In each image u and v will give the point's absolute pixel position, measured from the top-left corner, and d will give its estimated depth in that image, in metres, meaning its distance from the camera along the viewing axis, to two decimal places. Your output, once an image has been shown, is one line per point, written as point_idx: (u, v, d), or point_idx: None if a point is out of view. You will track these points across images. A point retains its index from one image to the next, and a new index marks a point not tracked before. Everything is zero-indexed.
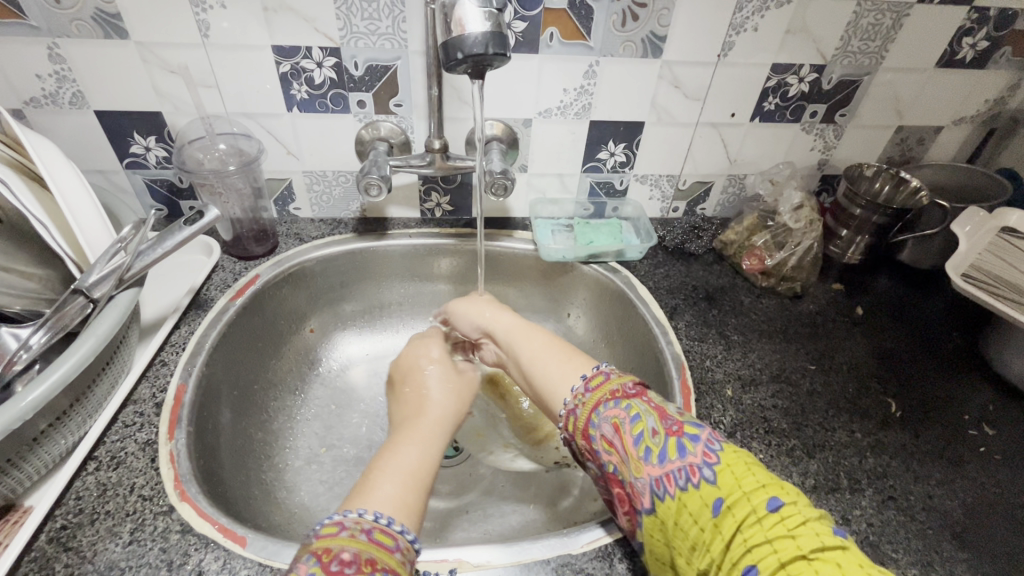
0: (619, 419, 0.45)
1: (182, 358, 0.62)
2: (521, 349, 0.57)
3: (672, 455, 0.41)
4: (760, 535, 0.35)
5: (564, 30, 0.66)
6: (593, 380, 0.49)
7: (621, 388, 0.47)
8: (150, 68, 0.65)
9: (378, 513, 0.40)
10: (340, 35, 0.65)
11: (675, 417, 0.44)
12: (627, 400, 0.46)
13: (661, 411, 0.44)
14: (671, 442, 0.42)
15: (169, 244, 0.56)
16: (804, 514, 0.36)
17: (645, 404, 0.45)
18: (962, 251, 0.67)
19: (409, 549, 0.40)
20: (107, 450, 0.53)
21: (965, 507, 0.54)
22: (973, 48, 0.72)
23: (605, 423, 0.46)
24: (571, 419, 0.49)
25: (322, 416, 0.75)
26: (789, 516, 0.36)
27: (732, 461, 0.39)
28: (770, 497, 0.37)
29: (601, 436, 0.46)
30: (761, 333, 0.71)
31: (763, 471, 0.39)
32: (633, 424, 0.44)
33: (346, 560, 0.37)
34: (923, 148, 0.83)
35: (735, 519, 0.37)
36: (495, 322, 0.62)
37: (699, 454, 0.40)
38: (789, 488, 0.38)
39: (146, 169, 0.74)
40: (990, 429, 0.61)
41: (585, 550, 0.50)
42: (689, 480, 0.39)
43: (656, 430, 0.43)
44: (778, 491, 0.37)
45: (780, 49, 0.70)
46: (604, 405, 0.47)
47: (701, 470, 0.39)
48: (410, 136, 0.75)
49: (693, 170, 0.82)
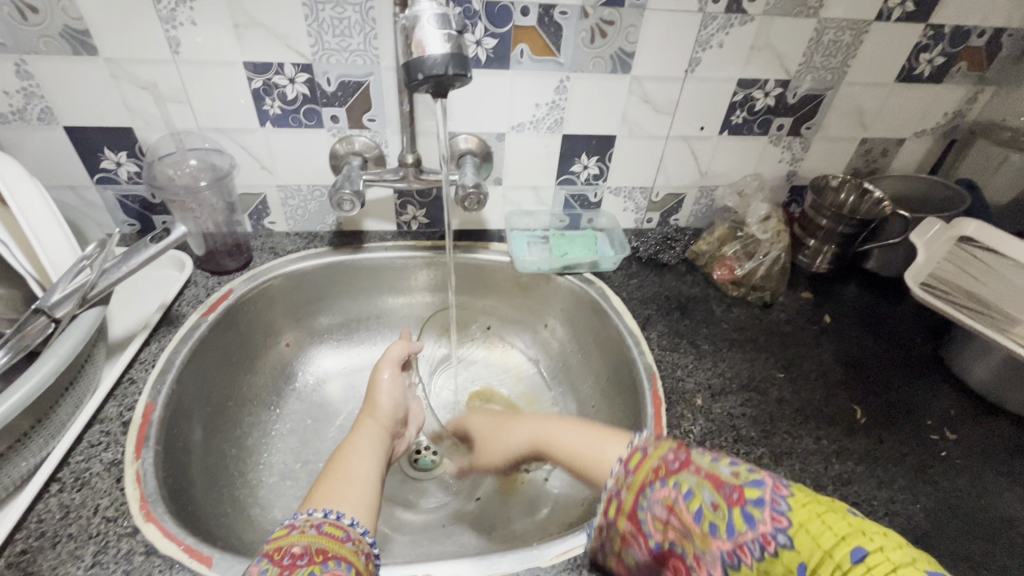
0: (671, 499, 0.38)
1: (152, 375, 0.61)
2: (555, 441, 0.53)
3: (741, 527, 0.35)
4: None
5: (534, 46, 0.68)
6: (631, 459, 0.42)
7: (663, 462, 0.40)
8: (120, 84, 0.65)
9: (328, 510, 0.43)
10: (312, 51, 0.65)
11: (732, 483, 0.37)
12: (675, 476, 0.39)
13: (715, 479, 0.38)
14: (736, 513, 0.35)
15: (136, 261, 0.56)
16: (893, 560, 0.31)
17: (695, 475, 0.38)
18: (921, 260, 0.69)
19: (361, 540, 0.43)
20: (71, 472, 0.52)
21: (926, 511, 0.55)
22: (931, 63, 0.75)
23: (655, 506, 0.39)
24: (613, 502, 0.42)
25: (298, 431, 0.75)
26: (877, 565, 0.30)
27: (805, 517, 0.34)
28: (853, 548, 0.32)
29: (651, 518, 0.39)
30: (731, 342, 0.72)
31: (839, 517, 0.34)
32: (689, 501, 0.37)
33: (297, 553, 0.39)
34: (887, 160, 0.85)
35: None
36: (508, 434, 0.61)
37: (769, 519, 0.34)
38: (871, 530, 0.33)
39: (118, 184, 0.74)
40: (952, 434, 0.63)
41: (555, 563, 0.50)
42: (767, 551, 0.34)
43: (715, 503, 0.36)
44: (861, 539, 0.32)
45: (746, 65, 0.72)
46: (650, 487, 0.40)
47: (776, 537, 0.34)
48: (384, 150, 0.75)
49: (665, 182, 0.84)
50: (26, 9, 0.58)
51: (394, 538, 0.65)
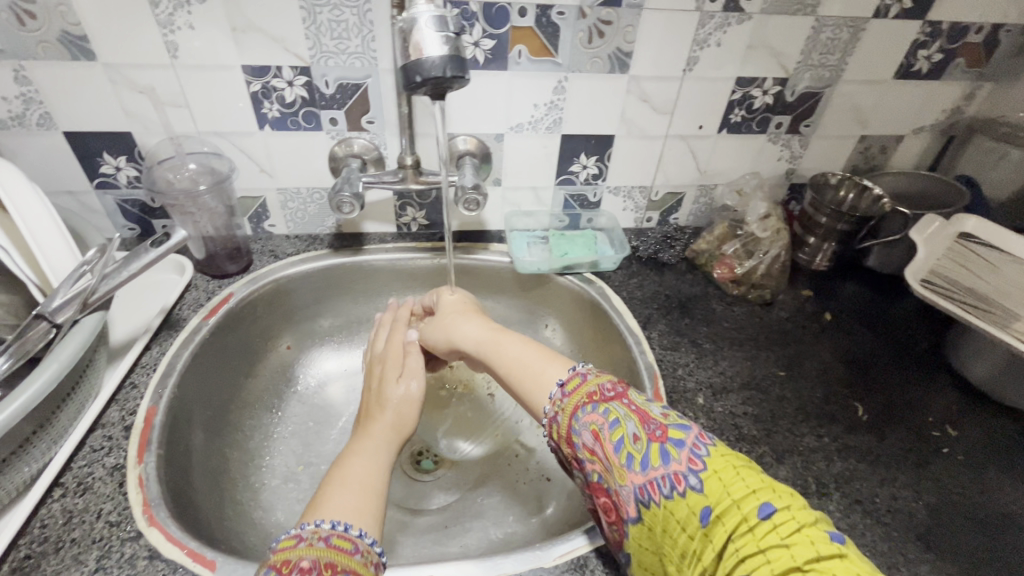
0: (597, 426, 0.43)
1: (153, 379, 0.61)
2: (497, 360, 0.55)
3: (655, 462, 0.39)
4: (753, 544, 0.33)
5: (532, 46, 0.68)
6: (568, 384, 0.47)
7: (599, 391, 0.45)
8: (119, 88, 0.65)
9: (336, 522, 0.43)
10: (310, 54, 0.65)
11: (658, 420, 0.41)
12: (606, 404, 0.44)
13: (642, 415, 0.42)
14: (655, 447, 0.39)
15: (137, 266, 0.56)
16: (798, 520, 0.33)
17: (624, 407, 0.43)
18: (918, 259, 0.69)
19: (370, 551, 0.43)
20: (73, 476, 0.52)
21: (929, 508, 0.55)
22: (929, 60, 0.75)
23: (585, 431, 0.43)
24: (553, 427, 0.46)
25: (300, 434, 0.75)
26: (782, 523, 0.33)
27: (719, 466, 0.37)
28: (762, 503, 0.34)
29: (583, 445, 0.43)
30: (731, 341, 0.72)
31: (754, 475, 0.37)
32: (613, 430, 0.42)
33: (306, 567, 0.39)
34: (885, 157, 0.85)
35: (726, 528, 0.34)
36: (457, 336, 0.61)
37: (684, 460, 0.38)
38: (781, 490, 0.36)
39: (117, 189, 0.74)
40: (953, 431, 0.63)
41: (558, 563, 0.50)
42: (675, 488, 0.37)
43: (637, 436, 0.41)
44: (770, 495, 0.35)
45: (743, 63, 0.72)
46: (583, 410, 0.44)
47: (687, 477, 0.37)
48: (384, 152, 0.75)
49: (665, 181, 0.84)
50: (23, 15, 0.58)
51: (396, 538, 0.65)
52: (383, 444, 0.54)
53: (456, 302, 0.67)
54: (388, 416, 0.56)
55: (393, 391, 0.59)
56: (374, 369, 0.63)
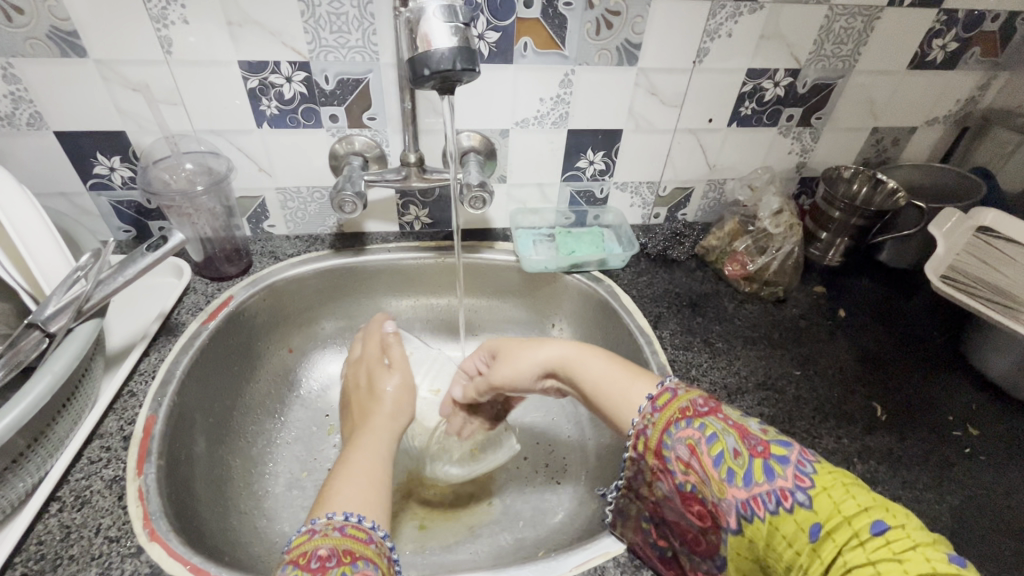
0: (694, 440, 0.39)
1: (152, 387, 0.59)
2: (581, 380, 0.50)
3: (759, 478, 0.36)
4: (863, 559, 0.30)
5: (538, 39, 0.65)
6: (659, 399, 0.43)
7: (692, 405, 0.41)
8: (111, 86, 0.63)
9: (348, 513, 0.42)
10: (309, 49, 0.63)
11: (759, 436, 0.38)
12: (701, 419, 0.40)
13: (741, 430, 0.39)
14: (757, 463, 0.36)
15: (132, 271, 0.53)
16: (914, 538, 0.31)
17: (721, 422, 0.39)
18: (940, 254, 0.67)
19: (383, 544, 0.41)
20: (71, 490, 0.50)
21: (953, 511, 0.54)
22: (944, 49, 0.73)
23: (679, 445, 0.40)
24: (641, 438, 0.43)
25: (304, 439, 0.73)
26: (896, 540, 0.31)
27: (828, 483, 0.34)
28: (874, 520, 0.32)
29: (676, 457, 0.40)
30: (745, 340, 0.71)
31: (865, 491, 0.34)
32: (711, 444, 0.38)
33: (324, 556, 0.38)
34: (898, 149, 0.83)
35: (835, 545, 0.32)
36: (533, 364, 0.54)
37: (790, 477, 0.35)
38: (895, 509, 0.33)
39: (112, 190, 0.72)
40: (975, 430, 0.61)
41: (573, 574, 0.48)
42: (781, 505, 0.35)
43: (738, 451, 0.37)
44: (882, 513, 0.32)
45: (755, 54, 0.70)
46: (676, 425, 0.41)
47: (794, 493, 0.34)
48: (386, 149, 0.73)
49: (673, 176, 0.82)
50: (10, 10, 0.56)
51: (405, 545, 0.64)
52: (384, 435, 0.53)
53: (513, 347, 0.57)
54: (386, 406, 0.57)
55: (383, 385, 0.59)
56: (359, 369, 0.63)
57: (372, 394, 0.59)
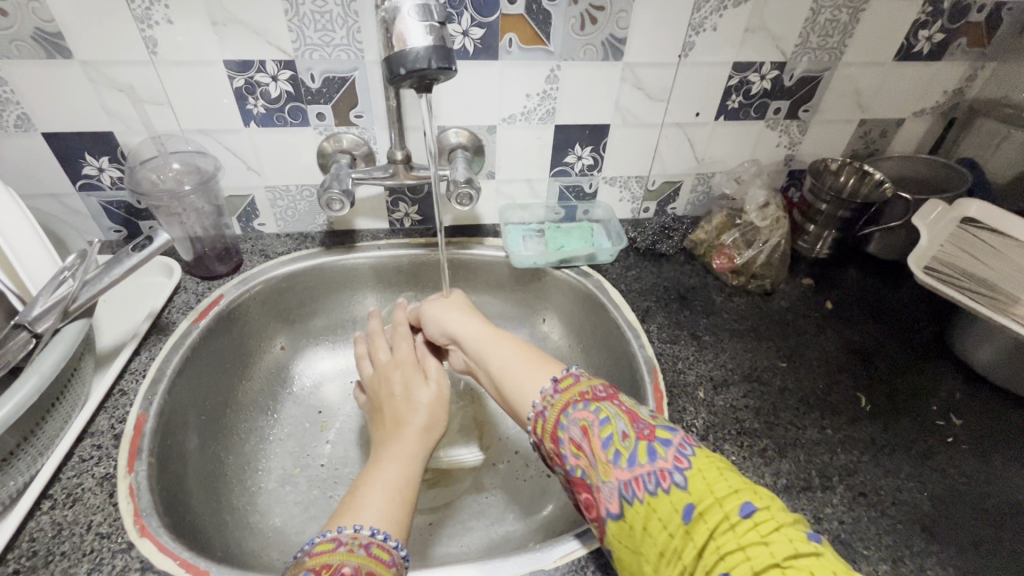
0: (587, 422, 0.41)
1: (142, 386, 0.60)
2: (490, 357, 0.52)
3: (642, 459, 0.38)
4: (732, 541, 0.32)
5: (523, 35, 0.66)
6: (562, 382, 0.45)
7: (592, 390, 0.44)
8: (97, 86, 0.63)
9: (375, 529, 0.42)
10: (294, 47, 0.63)
11: (647, 421, 0.41)
12: (597, 403, 0.43)
13: (632, 415, 0.41)
14: (642, 445, 0.39)
15: (118, 271, 0.54)
16: (778, 520, 0.33)
17: (615, 407, 0.42)
18: (923, 246, 0.68)
19: (402, 564, 0.42)
20: (63, 488, 0.51)
21: (934, 498, 0.54)
22: (929, 41, 0.73)
23: (574, 426, 0.42)
24: (539, 421, 0.44)
25: (297, 435, 0.74)
26: (762, 521, 0.33)
27: (703, 466, 0.37)
28: (742, 502, 0.34)
29: (569, 439, 0.42)
30: (732, 333, 0.71)
31: (736, 476, 0.36)
32: (603, 427, 0.41)
33: (347, 574, 0.38)
34: (886, 140, 0.83)
35: (707, 525, 0.34)
36: (456, 331, 0.58)
37: (670, 458, 0.38)
38: (762, 492, 0.35)
39: (101, 191, 0.72)
40: (957, 419, 0.62)
41: (559, 565, 0.49)
42: (660, 485, 0.36)
43: (626, 434, 0.40)
44: (750, 496, 0.35)
45: (741, 47, 0.70)
46: (574, 407, 0.43)
47: (672, 474, 0.37)
48: (374, 146, 0.73)
49: (661, 171, 0.82)
50: None
51: None
52: (417, 447, 0.52)
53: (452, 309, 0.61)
54: (419, 418, 0.54)
55: (418, 394, 0.56)
56: (388, 376, 0.60)
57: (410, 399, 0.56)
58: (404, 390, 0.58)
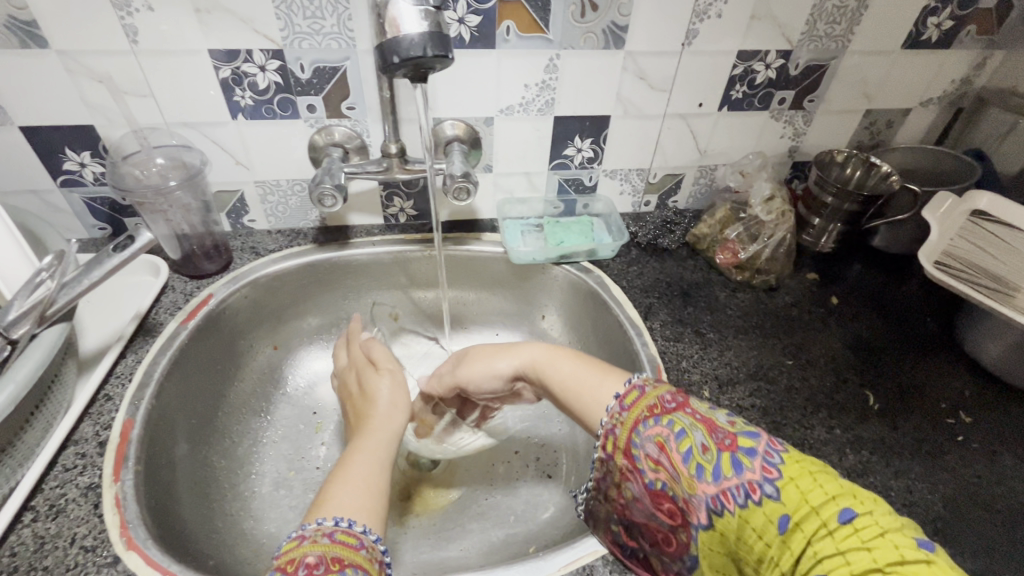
0: (663, 438, 0.39)
1: (128, 390, 0.58)
2: (552, 381, 0.49)
3: (728, 472, 0.35)
4: (832, 548, 0.30)
5: (521, 23, 0.63)
6: (627, 397, 0.43)
7: (660, 403, 0.41)
8: (76, 77, 0.60)
9: (338, 517, 0.42)
10: (282, 36, 0.60)
11: (726, 429, 0.38)
12: (669, 416, 0.40)
13: (709, 424, 0.38)
14: (726, 457, 0.36)
15: (98, 273, 0.51)
16: (882, 525, 0.31)
17: (689, 417, 0.39)
18: (934, 241, 0.66)
19: (375, 548, 0.41)
20: (45, 499, 0.49)
21: (945, 500, 0.53)
22: (939, 28, 0.71)
23: (649, 443, 0.40)
24: (609, 438, 0.42)
25: (291, 437, 0.72)
26: (864, 528, 0.31)
27: (796, 473, 0.34)
28: (841, 508, 0.32)
29: (645, 455, 0.40)
30: (737, 330, 0.69)
31: (832, 478, 0.34)
32: (680, 440, 0.38)
33: (311, 564, 0.38)
34: (892, 131, 0.82)
35: (805, 534, 0.32)
36: (512, 366, 0.53)
37: (758, 469, 0.35)
38: (863, 494, 0.33)
39: (83, 187, 0.69)
40: (967, 417, 0.61)
41: (562, 573, 0.47)
42: (750, 497, 0.34)
43: (706, 446, 0.37)
44: (850, 500, 0.32)
45: (746, 35, 0.68)
46: (644, 423, 0.40)
47: (762, 485, 0.34)
48: (367, 139, 0.71)
49: (663, 163, 0.80)
50: None
51: (394, 540, 0.63)
52: (384, 437, 0.52)
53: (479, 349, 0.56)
54: (381, 408, 0.56)
55: (376, 387, 0.58)
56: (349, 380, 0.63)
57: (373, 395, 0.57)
58: (366, 389, 0.59)
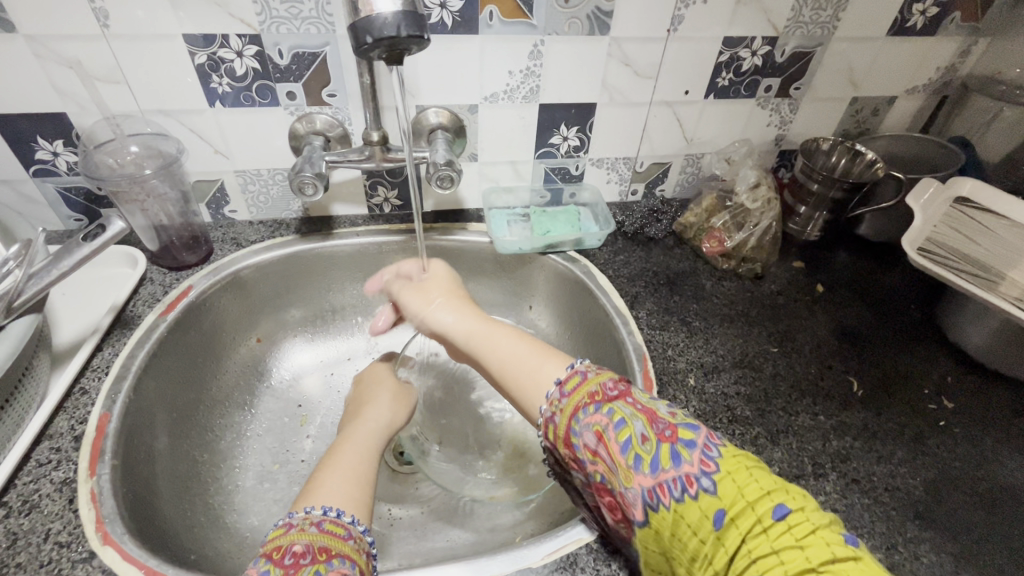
0: (601, 427, 0.39)
1: (105, 383, 0.57)
2: (488, 359, 0.50)
3: (665, 464, 0.36)
4: (766, 546, 0.32)
5: (504, 8, 0.62)
6: (568, 383, 0.43)
7: (601, 390, 0.41)
8: (45, 63, 0.58)
9: (328, 507, 0.41)
10: (259, 20, 0.59)
11: (666, 420, 0.39)
12: (609, 404, 0.40)
13: (650, 414, 0.39)
14: (665, 449, 0.37)
15: (68, 263, 0.50)
16: (813, 522, 0.32)
17: (630, 407, 0.40)
18: (918, 226, 0.66)
19: (362, 538, 0.41)
20: (18, 494, 0.48)
21: (927, 484, 0.53)
22: (924, 14, 0.70)
23: (587, 432, 0.40)
24: (550, 427, 0.43)
25: (275, 430, 0.71)
26: (797, 525, 0.32)
27: (733, 467, 0.35)
28: (776, 505, 0.33)
29: (584, 446, 0.40)
30: (722, 318, 0.69)
31: (766, 474, 0.35)
32: (619, 430, 0.38)
33: (299, 552, 0.37)
34: (877, 119, 0.82)
35: (740, 530, 0.33)
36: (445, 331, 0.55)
37: (696, 462, 0.36)
38: (794, 490, 0.34)
39: (57, 176, 0.67)
40: (948, 402, 0.61)
41: (546, 562, 0.47)
42: (687, 491, 0.35)
43: (646, 436, 0.38)
44: (784, 496, 0.34)
45: (731, 21, 0.67)
46: (584, 411, 0.41)
47: (699, 479, 0.35)
48: (349, 128, 0.70)
49: (649, 152, 0.80)
50: None
51: (380, 532, 0.63)
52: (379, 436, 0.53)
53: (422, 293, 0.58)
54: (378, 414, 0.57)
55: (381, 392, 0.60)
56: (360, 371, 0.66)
57: (379, 390, 0.60)
58: (366, 395, 0.61)
